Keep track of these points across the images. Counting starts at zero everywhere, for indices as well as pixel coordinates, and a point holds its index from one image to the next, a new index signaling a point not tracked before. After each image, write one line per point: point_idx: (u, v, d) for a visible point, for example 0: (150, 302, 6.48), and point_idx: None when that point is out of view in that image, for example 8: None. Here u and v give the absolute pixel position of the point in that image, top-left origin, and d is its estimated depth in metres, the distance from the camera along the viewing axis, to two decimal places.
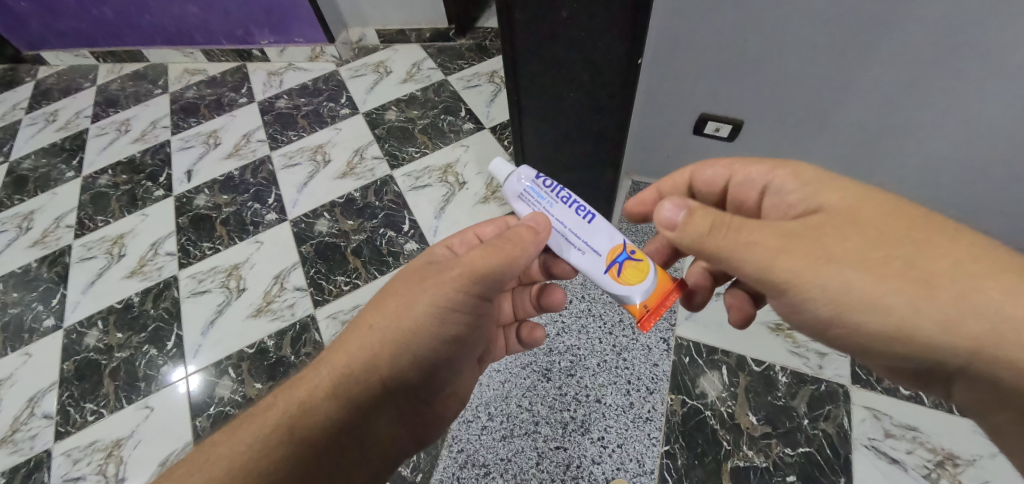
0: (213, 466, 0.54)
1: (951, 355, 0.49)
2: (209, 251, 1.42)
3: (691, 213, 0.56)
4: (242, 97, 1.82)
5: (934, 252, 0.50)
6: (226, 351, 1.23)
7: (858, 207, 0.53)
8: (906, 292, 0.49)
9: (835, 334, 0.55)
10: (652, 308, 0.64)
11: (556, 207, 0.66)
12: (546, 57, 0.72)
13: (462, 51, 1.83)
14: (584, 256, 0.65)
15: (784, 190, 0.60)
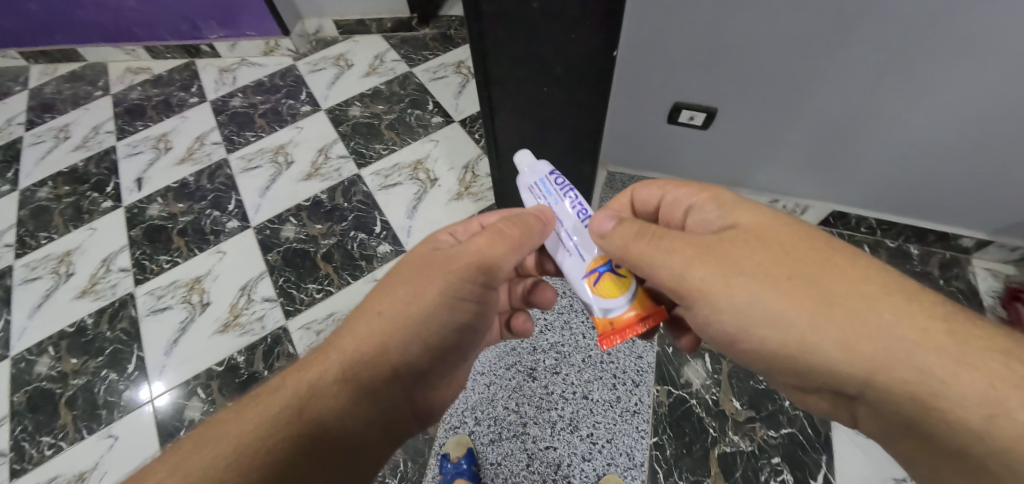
0: (213, 449, 0.47)
1: (850, 376, 0.48)
2: (167, 264, 1.34)
3: (618, 223, 0.56)
4: (193, 97, 1.70)
5: (843, 274, 0.49)
6: (193, 371, 1.17)
7: (767, 227, 0.53)
8: (814, 311, 0.48)
9: (742, 347, 0.54)
10: (620, 327, 0.58)
11: (559, 206, 0.63)
12: (517, 49, 0.69)
13: (426, 41, 1.76)
14: (571, 259, 0.62)
15: (705, 210, 0.59)
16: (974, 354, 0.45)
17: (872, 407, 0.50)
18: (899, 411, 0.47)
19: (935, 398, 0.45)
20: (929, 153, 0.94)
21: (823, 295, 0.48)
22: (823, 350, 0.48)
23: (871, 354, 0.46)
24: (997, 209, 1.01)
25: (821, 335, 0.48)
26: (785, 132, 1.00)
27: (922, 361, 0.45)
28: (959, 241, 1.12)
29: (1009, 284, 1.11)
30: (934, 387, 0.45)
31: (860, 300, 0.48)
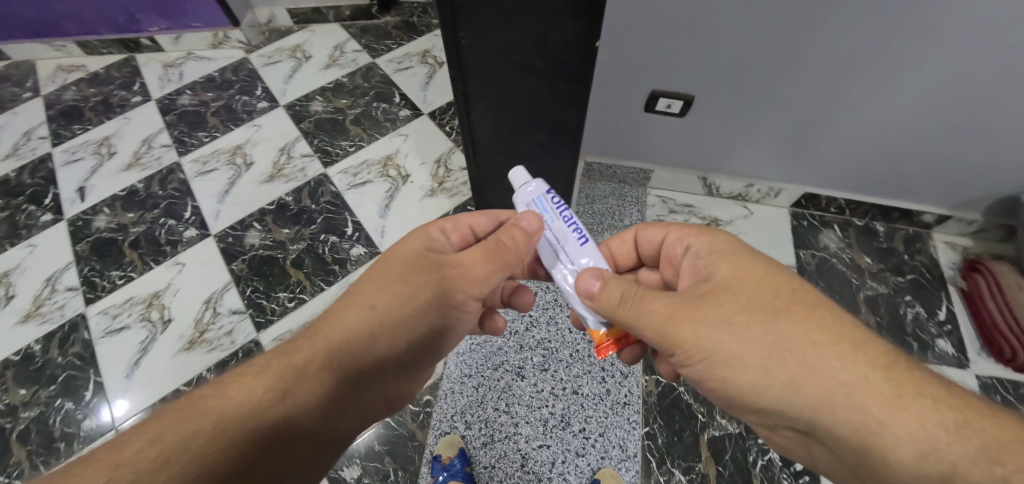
0: (201, 420, 0.47)
1: (798, 415, 0.47)
2: (121, 280, 1.24)
3: (605, 285, 0.55)
4: (135, 95, 1.57)
5: (801, 317, 0.49)
6: (159, 394, 1.09)
7: (740, 279, 0.52)
8: (767, 355, 0.48)
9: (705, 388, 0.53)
10: (615, 339, 0.59)
11: (556, 223, 0.60)
12: (495, 41, 0.66)
13: (388, 30, 1.68)
14: (565, 276, 0.60)
15: (697, 256, 0.59)
16: (908, 397, 0.44)
17: (825, 450, 0.49)
18: (848, 457, 0.46)
19: (876, 444, 0.44)
20: (896, 133, 0.97)
21: (775, 337, 0.48)
22: (775, 395, 0.47)
23: (819, 398, 0.45)
24: (956, 184, 1.06)
25: (772, 379, 0.47)
26: (760, 117, 1.00)
27: (864, 404, 0.44)
28: (921, 217, 1.17)
29: (967, 255, 1.17)
30: (875, 432, 0.44)
31: (809, 343, 0.47)
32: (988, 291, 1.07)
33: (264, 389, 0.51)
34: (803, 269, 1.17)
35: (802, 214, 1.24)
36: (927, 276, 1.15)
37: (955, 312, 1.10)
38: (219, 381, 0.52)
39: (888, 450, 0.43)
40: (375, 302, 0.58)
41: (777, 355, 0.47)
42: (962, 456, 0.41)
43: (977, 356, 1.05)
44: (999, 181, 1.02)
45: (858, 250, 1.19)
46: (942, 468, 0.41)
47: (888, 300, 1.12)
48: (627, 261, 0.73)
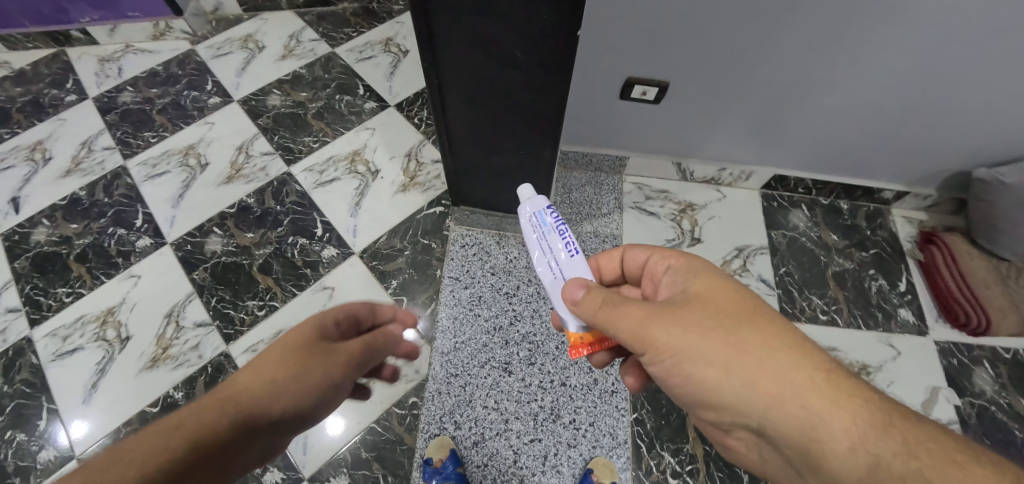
0: None
1: (750, 413, 0.47)
2: (68, 298, 1.14)
3: (590, 292, 0.55)
4: (68, 94, 1.43)
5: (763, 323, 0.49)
6: (121, 418, 1.02)
7: (711, 288, 0.53)
8: (725, 355, 0.48)
9: (668, 383, 0.53)
10: (590, 342, 0.59)
11: (551, 234, 0.62)
12: (471, 31, 0.62)
13: (347, 17, 1.60)
14: (552, 281, 0.60)
15: (675, 273, 0.59)
16: (846, 398, 0.45)
17: (774, 448, 0.49)
18: (793, 454, 0.47)
19: (816, 439, 0.44)
20: (859, 115, 1.00)
21: (735, 339, 0.48)
22: (730, 393, 0.47)
23: (771, 395, 0.46)
24: (912, 160, 1.12)
25: (728, 378, 0.47)
26: (732, 103, 1.01)
27: (809, 401, 0.45)
28: (880, 194, 1.23)
29: (922, 228, 1.24)
30: (815, 427, 0.44)
31: (764, 344, 0.48)
32: (945, 263, 1.14)
33: (186, 444, 0.42)
34: (774, 249, 1.20)
35: (772, 195, 1.27)
36: (888, 249, 1.21)
37: (914, 283, 1.17)
38: (102, 456, 0.40)
39: (825, 444, 0.44)
40: (288, 361, 0.54)
41: (734, 354, 0.47)
42: (886, 450, 0.42)
43: (934, 322, 1.12)
44: (950, 156, 1.09)
45: (824, 228, 1.24)
46: (870, 462, 0.42)
47: (854, 274, 1.18)
48: (612, 277, 0.72)
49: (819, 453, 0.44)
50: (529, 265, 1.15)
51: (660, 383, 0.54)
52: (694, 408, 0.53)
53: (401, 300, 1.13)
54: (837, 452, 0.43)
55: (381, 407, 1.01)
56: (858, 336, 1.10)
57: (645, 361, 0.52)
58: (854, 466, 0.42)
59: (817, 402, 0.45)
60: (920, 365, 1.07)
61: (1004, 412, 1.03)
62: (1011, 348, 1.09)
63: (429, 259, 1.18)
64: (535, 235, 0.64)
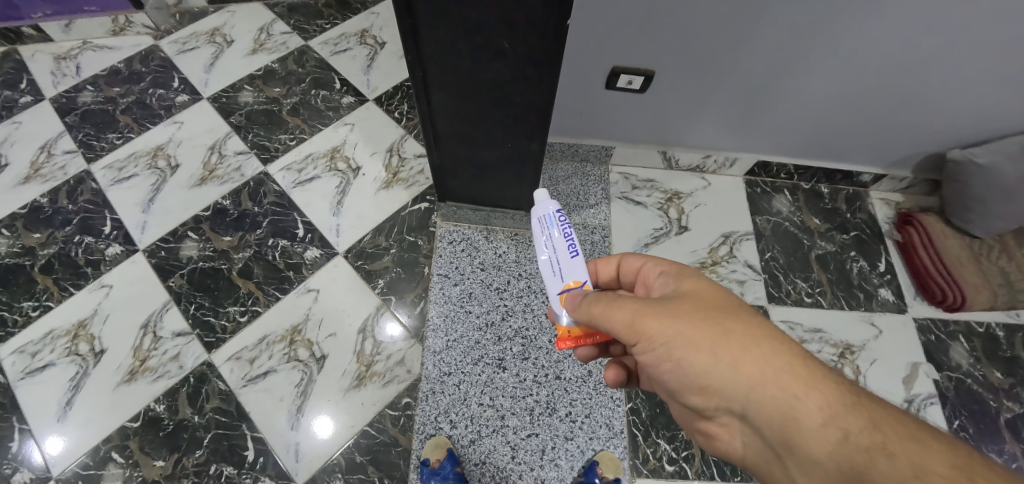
0: None
1: (733, 396, 0.47)
2: (35, 312, 1.08)
3: (586, 297, 0.57)
4: (22, 95, 1.35)
5: (749, 313, 0.50)
6: (100, 434, 0.98)
7: (700, 286, 0.54)
8: (711, 340, 0.48)
9: (656, 370, 0.53)
10: (575, 336, 0.62)
11: (556, 236, 0.67)
12: (456, 21, 0.60)
13: (319, 8, 1.54)
14: (552, 279, 0.65)
15: (667, 276, 0.60)
16: (821, 380, 0.44)
17: (753, 434, 0.48)
18: (770, 437, 0.45)
19: (791, 418, 0.43)
20: (839, 101, 1.01)
21: (722, 326, 0.49)
22: (714, 375, 0.47)
23: (752, 376, 0.46)
24: (888, 144, 1.14)
25: (712, 360, 0.47)
26: (716, 91, 1.01)
27: (787, 383, 0.45)
28: (859, 177, 1.26)
29: (899, 209, 1.27)
30: (792, 406, 0.44)
31: (749, 331, 0.48)
32: (922, 243, 1.17)
33: None
34: (760, 235, 1.22)
35: (756, 182, 1.29)
36: (867, 231, 1.24)
37: (892, 263, 1.20)
38: None
39: (800, 422, 0.43)
40: None
41: (720, 339, 0.48)
42: (856, 428, 0.41)
43: (913, 300, 1.15)
44: (924, 139, 1.11)
45: (806, 212, 1.26)
46: (841, 441, 0.41)
47: (836, 256, 1.20)
48: (608, 282, 0.71)
49: (794, 433, 0.43)
50: (518, 259, 1.14)
51: (650, 370, 0.54)
52: (679, 394, 0.52)
53: (389, 299, 1.11)
54: (811, 428, 0.42)
55: (373, 409, 1.00)
56: (842, 317, 1.13)
57: (636, 350, 0.52)
58: (826, 445, 0.41)
59: (794, 383, 0.44)
60: (900, 342, 1.10)
61: (980, 383, 1.07)
62: (983, 322, 1.14)
63: (416, 257, 1.16)
64: (542, 237, 0.68)
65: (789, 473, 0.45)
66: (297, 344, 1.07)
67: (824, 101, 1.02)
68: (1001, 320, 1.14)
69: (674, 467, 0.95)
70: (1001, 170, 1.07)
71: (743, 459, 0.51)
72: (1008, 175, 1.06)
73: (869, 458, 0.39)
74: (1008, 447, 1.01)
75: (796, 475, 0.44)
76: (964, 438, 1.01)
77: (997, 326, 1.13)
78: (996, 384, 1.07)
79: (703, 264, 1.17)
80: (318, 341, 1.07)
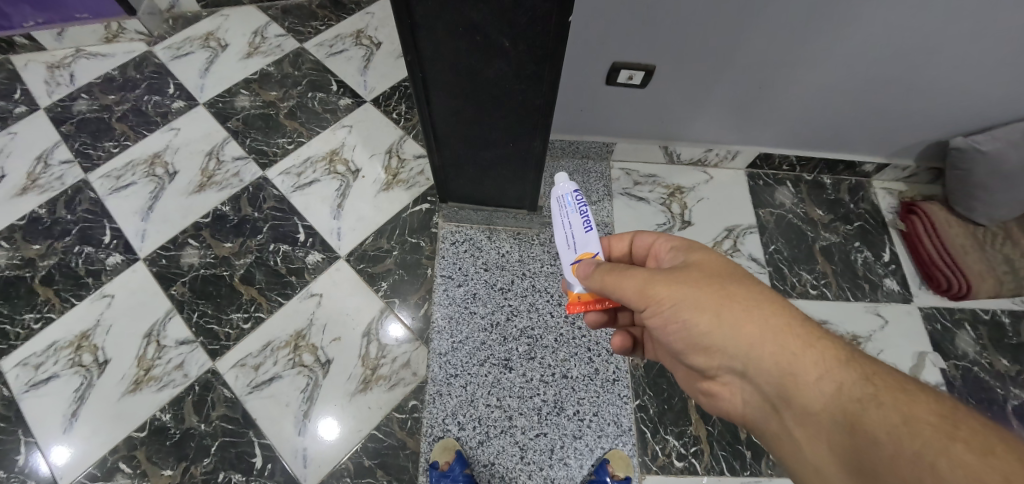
0: None
1: (735, 355, 0.48)
2: (37, 324, 1.08)
3: (598, 266, 0.58)
4: (17, 105, 1.34)
5: (752, 278, 0.51)
6: (106, 445, 0.97)
7: (705, 257, 0.55)
8: (714, 301, 0.49)
9: (662, 334, 0.54)
10: (585, 302, 0.64)
11: (572, 213, 0.67)
12: (455, 20, 0.59)
13: (313, 10, 1.53)
14: (566, 251, 0.67)
15: (674, 251, 0.60)
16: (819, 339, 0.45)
17: (753, 390, 0.49)
18: (769, 392, 0.47)
19: (789, 372, 0.45)
20: (842, 91, 1.01)
21: (725, 289, 0.50)
22: (718, 335, 0.49)
23: (753, 335, 0.47)
24: (892, 133, 1.14)
25: (716, 321, 0.49)
26: (717, 84, 1.01)
27: (786, 341, 0.46)
28: (862, 167, 1.26)
29: (902, 198, 1.27)
30: (790, 361, 0.45)
31: (751, 294, 0.49)
32: (926, 232, 1.17)
33: None
34: (763, 228, 1.21)
35: (758, 174, 1.28)
36: (871, 221, 1.24)
37: (897, 253, 1.20)
38: None
39: (797, 376, 0.44)
40: None
41: (723, 300, 0.49)
42: (850, 379, 0.42)
43: (918, 289, 1.15)
44: (930, 127, 1.10)
45: (810, 203, 1.26)
46: (835, 392, 0.42)
47: (840, 247, 1.20)
48: (619, 258, 0.71)
49: (792, 386, 0.44)
50: (522, 258, 1.13)
51: (656, 335, 0.55)
52: (684, 355, 0.54)
53: (393, 302, 1.11)
54: (807, 381, 0.43)
55: (380, 413, 1.00)
56: (848, 307, 1.12)
57: (644, 315, 0.54)
58: (821, 396, 0.42)
59: (792, 341, 0.46)
60: (907, 332, 1.10)
61: (986, 371, 1.07)
62: (989, 309, 1.14)
63: (419, 259, 1.15)
64: (559, 213, 0.69)
65: (786, 424, 0.46)
66: (301, 349, 1.06)
67: (826, 91, 1.01)
68: (1007, 306, 1.14)
69: (683, 463, 0.95)
70: (1005, 156, 1.06)
71: (744, 417, 0.52)
72: (1012, 161, 1.06)
73: (860, 407, 0.40)
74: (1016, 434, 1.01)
75: (794, 427, 0.45)
76: None
77: (1003, 313, 1.13)
78: (1003, 372, 1.07)
79: None
80: (322, 345, 1.07)
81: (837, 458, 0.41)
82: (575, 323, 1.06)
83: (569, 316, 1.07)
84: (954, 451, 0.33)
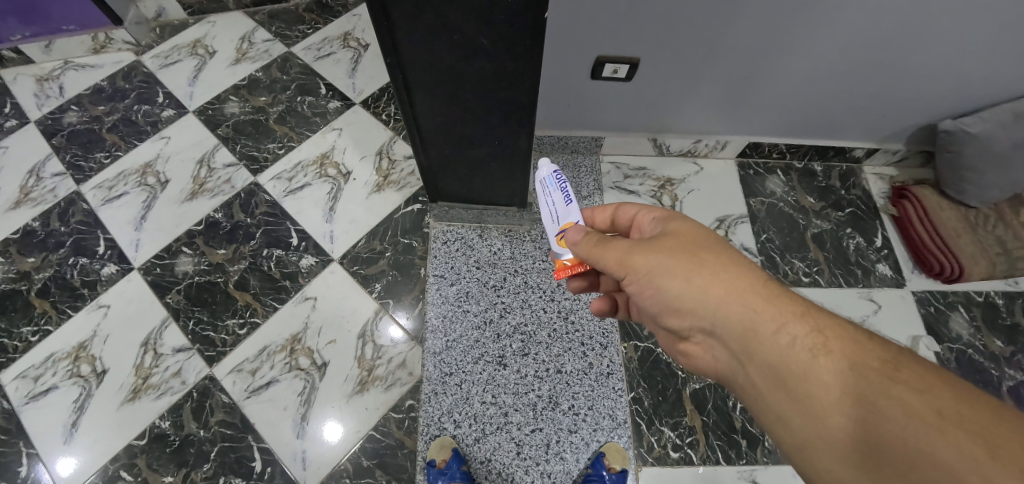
0: None
1: (705, 315, 0.49)
2: (34, 337, 1.08)
3: (587, 233, 0.59)
4: (8, 119, 1.34)
5: (719, 240, 0.51)
6: (108, 454, 0.98)
7: (681, 226, 0.55)
8: (687, 266, 0.50)
9: (638, 298, 0.55)
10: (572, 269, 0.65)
11: (554, 191, 0.68)
12: (433, 21, 0.59)
13: (300, 14, 1.53)
14: (551, 226, 0.68)
15: (656, 224, 0.60)
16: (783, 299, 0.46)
17: (721, 348, 0.49)
18: (734, 349, 0.47)
19: (753, 329, 0.45)
20: (827, 79, 1.01)
21: (697, 255, 0.50)
22: (689, 296, 0.49)
23: (720, 296, 0.47)
24: (881, 119, 1.14)
25: (687, 283, 0.49)
26: (704, 76, 1.01)
27: (752, 299, 0.46)
28: (852, 153, 1.26)
29: (893, 183, 1.27)
30: (755, 320, 0.45)
31: (719, 254, 0.50)
32: (917, 216, 1.17)
33: None
34: (754, 217, 1.21)
35: (748, 163, 1.28)
36: (863, 207, 1.24)
37: (889, 238, 1.20)
38: None
39: (760, 333, 0.45)
40: None
41: (695, 265, 0.49)
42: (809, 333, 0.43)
43: (911, 274, 1.15)
44: (919, 111, 1.11)
45: (801, 191, 1.26)
46: (793, 346, 0.42)
47: (832, 234, 1.20)
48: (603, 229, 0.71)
49: (754, 342, 0.45)
50: (514, 254, 1.13)
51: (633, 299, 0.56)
52: (659, 317, 0.54)
53: (387, 303, 1.11)
54: (769, 337, 0.44)
55: (377, 413, 1.00)
56: (841, 294, 1.12)
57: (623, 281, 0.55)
58: (782, 350, 0.43)
59: (757, 301, 0.46)
60: (900, 317, 1.10)
61: (981, 353, 1.07)
62: (982, 292, 1.14)
63: (412, 259, 1.16)
64: (543, 194, 0.70)
65: (749, 378, 0.46)
66: (298, 352, 1.07)
67: (811, 79, 1.01)
68: (999, 288, 1.14)
69: (679, 453, 0.95)
70: (995, 138, 1.06)
71: (714, 375, 0.52)
72: (1001, 142, 1.06)
73: (819, 358, 0.41)
74: None
75: (756, 379, 0.45)
76: None
77: (996, 295, 1.13)
78: (997, 353, 1.07)
79: None
80: (318, 348, 1.07)
81: (796, 407, 0.42)
82: (569, 318, 1.07)
83: (562, 311, 1.07)
84: (902, 395, 0.35)
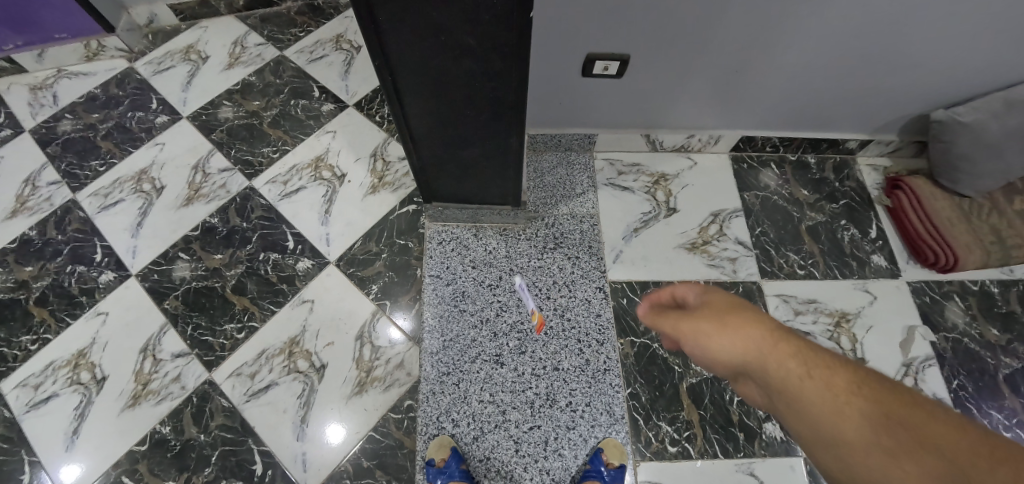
0: None
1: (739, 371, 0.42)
2: (33, 345, 1.09)
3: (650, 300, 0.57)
4: (2, 129, 1.34)
5: (735, 296, 0.47)
6: (109, 460, 0.99)
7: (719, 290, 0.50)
8: (721, 324, 0.44)
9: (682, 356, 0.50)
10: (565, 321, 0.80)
11: None
12: (420, 23, 0.60)
13: (292, 17, 1.53)
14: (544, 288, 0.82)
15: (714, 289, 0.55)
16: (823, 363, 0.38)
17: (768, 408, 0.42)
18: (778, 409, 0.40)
19: (788, 391, 0.38)
20: (817, 72, 1.01)
21: (730, 313, 0.44)
22: (722, 354, 0.43)
23: (749, 354, 0.41)
24: (873, 109, 1.14)
25: (718, 341, 0.43)
26: (694, 71, 1.01)
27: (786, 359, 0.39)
28: (845, 144, 1.26)
29: (887, 174, 1.27)
30: (791, 380, 0.38)
31: (743, 306, 0.45)
32: (911, 207, 1.17)
33: None
34: (749, 211, 1.21)
35: (742, 157, 1.28)
36: (857, 199, 1.24)
37: (883, 229, 1.20)
38: None
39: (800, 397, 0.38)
40: None
41: (727, 321, 0.44)
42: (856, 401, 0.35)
43: (906, 264, 1.16)
44: (911, 101, 1.10)
45: (794, 184, 1.26)
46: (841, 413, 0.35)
47: (827, 226, 1.20)
48: None
49: (794, 404, 0.38)
50: (509, 253, 1.14)
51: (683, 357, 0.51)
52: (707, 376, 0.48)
53: (384, 304, 1.11)
54: (810, 402, 0.37)
55: (376, 414, 1.01)
56: (837, 286, 1.13)
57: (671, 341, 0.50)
58: (827, 417, 0.36)
59: (775, 346, 0.40)
60: (895, 308, 1.10)
61: (977, 342, 1.08)
62: (977, 281, 1.14)
63: (408, 260, 1.16)
64: None
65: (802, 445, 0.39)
66: (296, 355, 1.07)
67: (800, 73, 1.01)
68: (994, 277, 1.14)
69: (677, 448, 0.96)
70: (987, 126, 1.06)
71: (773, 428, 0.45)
72: (993, 131, 1.06)
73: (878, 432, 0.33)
74: (1007, 403, 1.02)
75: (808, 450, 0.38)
76: (963, 398, 1.02)
77: (991, 284, 1.14)
78: (993, 341, 1.08)
79: (694, 245, 1.17)
80: (316, 351, 1.08)
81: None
82: (565, 315, 1.07)
83: (559, 309, 1.08)
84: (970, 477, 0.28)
